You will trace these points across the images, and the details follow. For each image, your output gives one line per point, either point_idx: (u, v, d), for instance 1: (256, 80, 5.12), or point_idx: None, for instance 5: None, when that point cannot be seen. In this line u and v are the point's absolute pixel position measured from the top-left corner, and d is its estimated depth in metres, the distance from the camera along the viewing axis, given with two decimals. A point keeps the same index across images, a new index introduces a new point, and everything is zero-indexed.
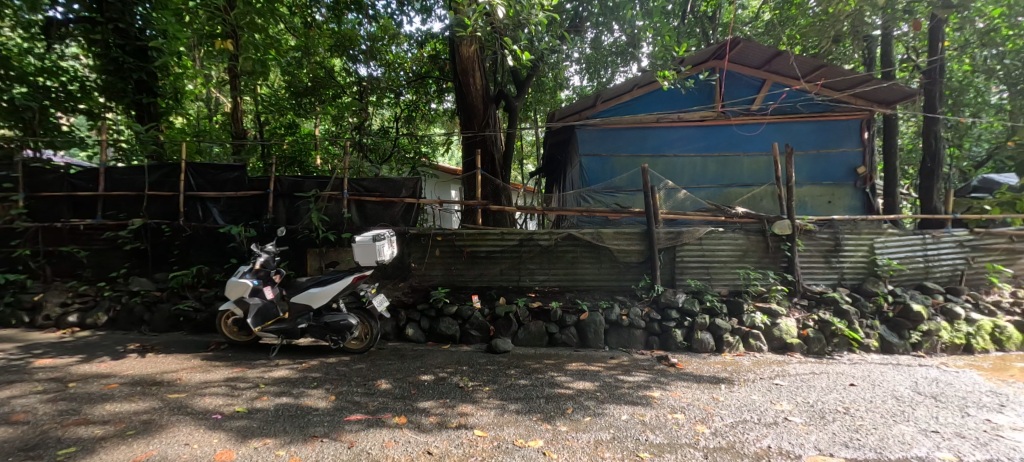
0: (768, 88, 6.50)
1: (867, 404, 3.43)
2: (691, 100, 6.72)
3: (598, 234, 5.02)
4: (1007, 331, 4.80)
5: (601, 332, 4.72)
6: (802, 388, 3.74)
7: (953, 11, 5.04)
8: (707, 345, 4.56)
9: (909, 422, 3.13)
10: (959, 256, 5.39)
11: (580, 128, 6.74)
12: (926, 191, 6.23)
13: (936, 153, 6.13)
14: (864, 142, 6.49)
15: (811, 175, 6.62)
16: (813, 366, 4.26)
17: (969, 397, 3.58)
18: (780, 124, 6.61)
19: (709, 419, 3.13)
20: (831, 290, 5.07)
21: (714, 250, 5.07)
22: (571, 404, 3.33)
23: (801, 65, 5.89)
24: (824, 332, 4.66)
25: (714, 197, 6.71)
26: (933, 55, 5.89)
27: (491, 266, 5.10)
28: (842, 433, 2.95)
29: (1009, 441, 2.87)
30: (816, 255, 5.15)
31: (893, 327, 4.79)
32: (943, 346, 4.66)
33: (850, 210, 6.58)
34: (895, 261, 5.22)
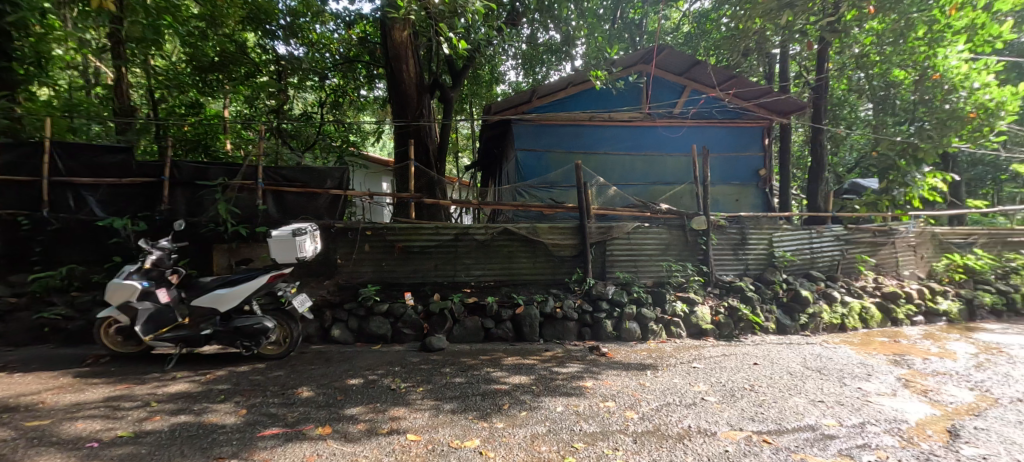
0: (688, 93, 7.01)
1: (769, 381, 3.84)
2: (622, 100, 7.04)
3: (534, 228, 5.06)
4: (870, 311, 5.70)
5: (536, 325, 4.77)
6: (716, 369, 4.09)
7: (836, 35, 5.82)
8: (633, 334, 4.82)
9: (802, 394, 3.56)
10: (837, 248, 6.26)
11: (516, 123, 6.75)
12: (812, 192, 7.15)
13: (820, 159, 7.07)
14: (764, 147, 7.28)
15: (723, 175, 7.28)
16: (724, 349, 4.69)
17: (844, 369, 4.19)
18: (697, 128, 7.17)
19: (637, 404, 3.29)
20: (738, 280, 5.61)
21: (641, 243, 5.36)
22: (507, 399, 3.32)
23: (716, 74, 6.47)
24: (732, 318, 5.15)
25: (640, 194, 7.09)
26: (821, 73, 6.76)
27: (426, 261, 4.91)
28: (749, 408, 3.27)
29: (875, 405, 3.38)
30: (726, 248, 5.67)
31: (787, 310, 5.45)
32: (824, 325, 5.39)
33: (754, 208, 7.34)
34: (788, 253, 5.94)
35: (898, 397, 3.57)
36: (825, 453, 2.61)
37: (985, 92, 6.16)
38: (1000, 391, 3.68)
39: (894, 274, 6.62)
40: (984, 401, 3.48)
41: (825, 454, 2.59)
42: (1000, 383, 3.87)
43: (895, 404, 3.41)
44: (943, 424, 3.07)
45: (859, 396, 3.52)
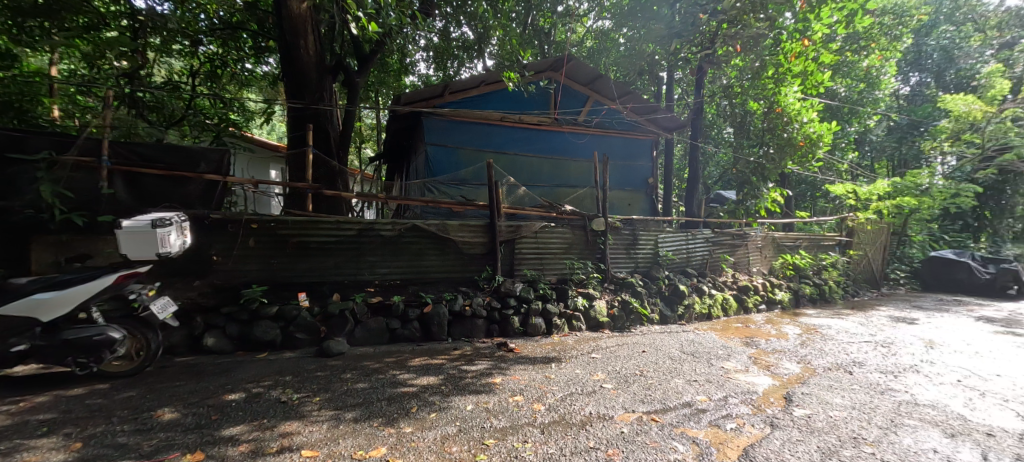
0: (592, 104, 7.54)
1: (655, 366, 4.27)
2: (532, 104, 7.27)
3: (444, 225, 4.93)
4: (730, 301, 6.74)
5: (445, 324, 4.68)
6: (612, 359, 4.43)
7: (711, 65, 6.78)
8: (539, 328, 5.00)
9: (682, 376, 4.02)
10: (706, 248, 7.27)
11: (426, 116, 6.57)
12: (689, 200, 8.21)
13: (695, 172, 8.13)
14: (653, 159, 8.14)
15: (618, 181, 7.95)
16: (618, 339, 5.12)
17: (711, 351, 4.86)
18: (599, 136, 7.73)
19: (544, 396, 3.41)
20: (630, 276, 6.18)
21: (547, 242, 5.58)
22: (415, 402, 3.19)
23: (616, 88, 7.15)
24: (624, 311, 5.66)
25: (547, 195, 7.38)
26: (697, 97, 7.80)
27: (324, 259, 4.45)
28: (640, 391, 3.60)
29: (736, 381, 3.99)
30: (620, 248, 6.21)
31: (669, 303, 6.16)
32: (697, 315, 6.22)
33: (643, 212, 8.16)
34: (670, 252, 6.72)
35: (749, 373, 4.25)
36: (699, 424, 2.97)
37: (810, 126, 7.77)
38: (818, 362, 4.62)
39: (746, 270, 7.91)
40: (808, 371, 4.31)
41: (699, 426, 2.95)
42: (818, 356, 4.85)
43: (747, 378, 4.06)
44: (781, 392, 3.70)
45: (725, 374, 4.10)
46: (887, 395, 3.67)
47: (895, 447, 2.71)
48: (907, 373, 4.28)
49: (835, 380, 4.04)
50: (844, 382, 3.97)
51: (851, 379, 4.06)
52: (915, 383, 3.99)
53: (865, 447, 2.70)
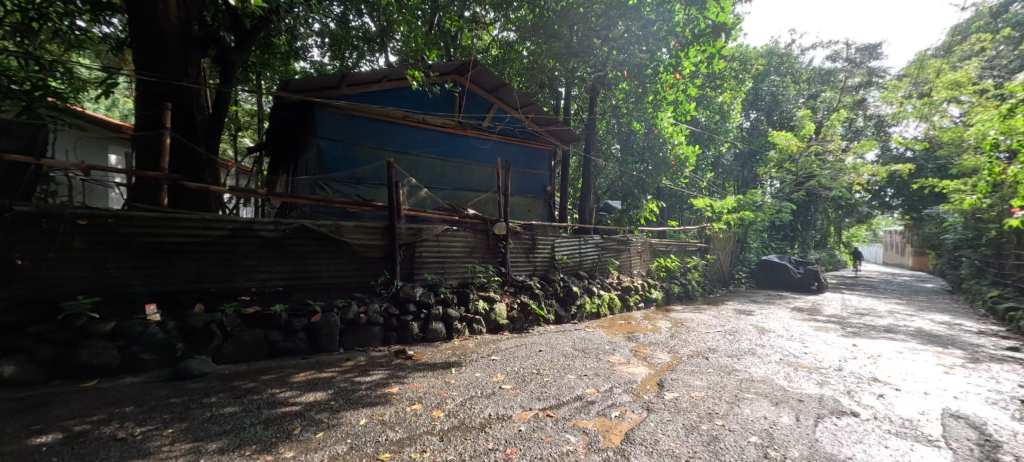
0: (495, 111, 7.64)
1: (551, 364, 4.34)
2: (436, 105, 7.13)
3: (337, 226, 4.51)
4: (614, 300, 7.34)
5: (336, 334, 4.30)
6: (511, 359, 4.42)
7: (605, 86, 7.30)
8: (439, 334, 4.87)
9: (574, 371, 4.10)
10: (596, 252, 7.81)
11: (319, 108, 6.07)
12: (583, 207, 8.75)
13: (589, 181, 8.71)
14: (552, 168, 8.56)
15: (519, 187, 8.18)
16: (517, 340, 5.18)
17: (600, 347, 5.16)
18: (502, 143, 7.88)
19: (444, 402, 3.28)
20: (528, 279, 6.34)
21: (449, 246, 5.46)
22: (299, 422, 2.85)
23: (519, 98, 7.28)
24: (523, 313, 5.79)
25: (450, 198, 7.28)
26: (591, 114, 8.40)
27: (183, 263, 3.76)
28: (537, 389, 3.59)
29: (620, 373, 4.16)
30: (520, 251, 6.33)
31: (563, 303, 6.47)
32: (587, 314, 6.64)
33: (542, 219, 8.53)
34: (565, 256, 7.05)
35: (629, 364, 4.49)
36: (589, 415, 3.09)
37: (678, 148, 9.31)
38: (683, 350, 5.23)
39: (629, 272, 8.65)
40: (675, 359, 4.78)
41: (589, 416, 3.07)
42: (682, 345, 5.48)
43: (629, 370, 4.26)
44: (655, 379, 4.00)
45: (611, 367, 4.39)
46: (734, 374, 4.28)
47: (739, 418, 3.13)
48: (747, 356, 5.07)
49: (695, 364, 4.56)
50: (701, 366, 4.51)
51: (706, 364, 4.63)
52: (752, 363, 4.71)
53: (717, 419, 3.08)
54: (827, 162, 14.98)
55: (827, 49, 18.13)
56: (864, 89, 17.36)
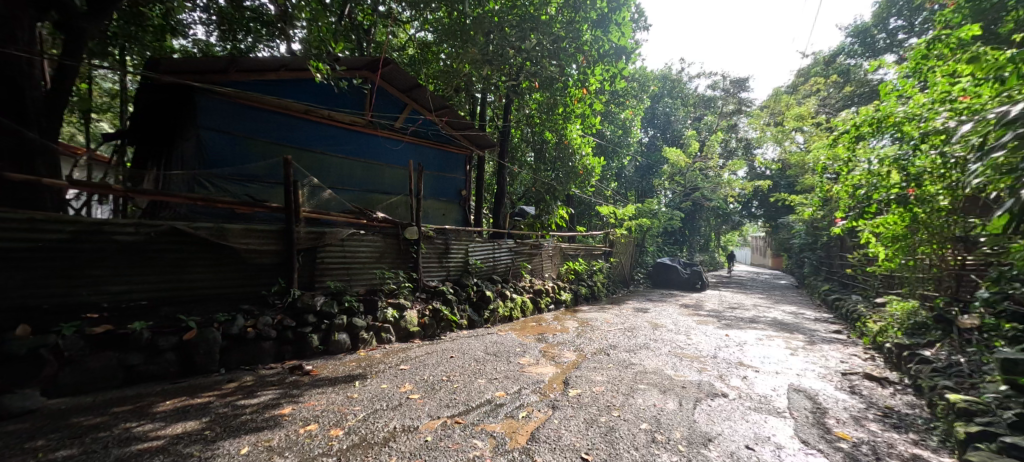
0: (409, 112, 7.41)
1: (461, 369, 4.24)
2: (343, 101, 6.71)
3: (220, 229, 3.99)
4: (526, 303, 7.52)
5: (216, 352, 3.78)
6: (421, 367, 4.24)
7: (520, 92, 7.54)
8: (342, 345, 4.54)
9: (484, 375, 4.06)
10: (510, 256, 7.92)
11: (200, 94, 5.38)
12: (497, 212, 8.84)
13: (503, 187, 8.84)
14: (466, 173, 8.59)
15: (433, 191, 8.04)
16: (428, 348, 5.01)
17: (511, 349, 5.22)
18: (414, 145, 7.68)
19: (343, 419, 3.04)
20: (441, 284, 6.20)
21: (355, 251, 5.12)
22: (161, 459, 2.43)
23: (433, 99, 7.16)
24: (435, 319, 5.64)
25: (357, 201, 6.90)
26: (506, 121, 8.55)
27: (1, 275, 3.01)
28: (446, 396, 3.49)
29: (528, 372, 4.27)
30: (433, 256, 6.17)
31: (476, 308, 6.44)
32: (500, 317, 6.70)
33: (456, 223, 8.53)
34: (478, 260, 7.03)
35: (538, 365, 4.59)
36: (498, 418, 3.09)
37: (585, 159, 9.92)
38: (587, 348, 5.51)
39: (540, 275, 8.93)
40: (580, 357, 5.02)
41: (497, 420, 3.06)
42: (587, 343, 5.78)
43: (538, 370, 4.35)
44: (561, 377, 4.14)
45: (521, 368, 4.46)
46: (630, 367, 4.62)
47: (632, 408, 3.37)
48: (642, 350, 5.50)
49: (597, 361, 4.83)
50: (602, 361, 4.79)
51: (607, 360, 4.93)
52: (645, 356, 5.13)
53: (613, 410, 3.28)
54: (709, 177, 17.02)
55: (708, 79, 20.64)
56: (736, 116, 20.09)
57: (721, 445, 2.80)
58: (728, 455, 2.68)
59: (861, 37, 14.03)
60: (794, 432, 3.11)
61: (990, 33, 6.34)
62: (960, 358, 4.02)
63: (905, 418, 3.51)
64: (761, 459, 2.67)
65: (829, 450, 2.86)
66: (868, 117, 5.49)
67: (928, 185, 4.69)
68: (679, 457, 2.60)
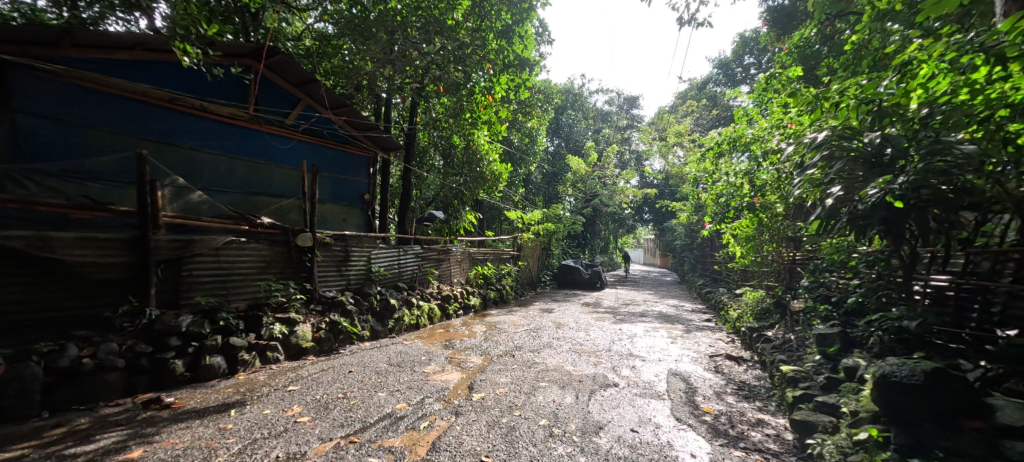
0: (302, 108, 6.93)
1: (360, 384, 4.00)
2: (220, 92, 6.02)
3: (45, 238, 3.30)
4: (434, 310, 7.39)
5: (39, 393, 3.08)
6: (313, 386, 3.92)
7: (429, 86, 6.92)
8: (217, 370, 4.01)
9: (385, 388, 3.89)
10: (416, 262, 7.72)
11: (17, 69, 4.40)
12: (403, 217, 8.59)
13: (409, 192, 8.63)
14: (370, 175, 8.32)
15: (330, 194, 7.57)
16: (322, 364, 4.65)
17: (415, 357, 5.07)
18: (308, 144, 7.17)
19: (213, 455, 2.68)
20: (340, 295, 5.79)
21: (235, 261, 4.57)
22: None
23: (330, 98, 6.73)
24: (332, 332, 5.26)
25: (239, 204, 6.22)
26: (412, 124, 8.39)
27: None
28: (340, 415, 3.28)
29: (433, 380, 4.20)
30: (330, 264, 5.76)
31: (379, 318, 6.15)
32: (406, 326, 6.49)
33: (358, 228, 8.21)
34: (382, 268, 6.72)
35: (443, 372, 4.52)
36: (397, 432, 2.98)
37: (493, 165, 9.75)
38: (495, 351, 5.60)
39: (448, 280, 8.86)
40: (486, 360, 5.08)
41: (396, 434, 2.96)
42: (494, 346, 5.87)
43: (443, 377, 4.30)
44: (466, 382, 4.15)
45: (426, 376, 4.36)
46: (534, 366, 4.81)
47: (533, 405, 3.50)
48: (546, 348, 5.75)
49: (502, 363, 4.93)
50: (507, 363, 4.91)
51: (512, 361, 5.05)
52: (548, 354, 5.38)
53: (515, 410, 3.39)
54: (606, 184, 18.41)
55: (605, 95, 22.37)
56: (629, 130, 22.06)
57: (609, 431, 3.04)
58: (615, 439, 2.92)
59: (725, 68, 16.56)
60: (670, 411, 3.51)
61: (811, 75, 7.96)
62: (792, 336, 4.90)
63: (753, 389, 4.17)
64: (642, 439, 2.95)
65: (696, 423, 3.28)
66: (727, 137, 6.64)
67: (769, 194, 5.67)
68: (572, 447, 2.77)
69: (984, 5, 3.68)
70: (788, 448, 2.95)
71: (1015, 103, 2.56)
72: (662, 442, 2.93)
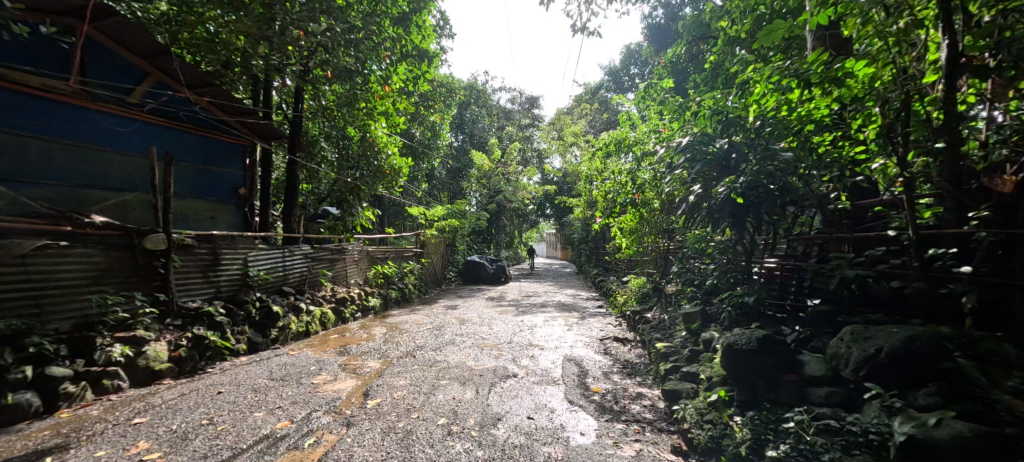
0: (151, 84, 5.92)
1: (232, 405, 3.55)
2: (28, 58, 4.86)
3: None
4: (327, 315, 6.87)
5: None
6: (168, 415, 3.37)
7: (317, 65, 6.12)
8: (27, 409, 3.23)
9: (263, 407, 3.50)
10: (305, 264, 7.08)
11: None
12: (288, 215, 7.82)
13: (294, 187, 7.90)
14: (245, 166, 7.61)
15: (193, 189, 6.70)
16: (182, 388, 4.02)
17: (302, 369, 4.65)
18: (159, 128, 6.17)
19: None
20: (207, 305, 5.04)
21: (52, 272, 3.72)
22: None
23: (189, 75, 5.81)
24: (197, 349, 4.57)
25: (59, 200, 5.11)
26: (297, 112, 7.66)
27: None
28: (204, 445, 2.88)
29: (324, 392, 3.88)
30: (193, 270, 4.99)
31: (259, 328, 5.51)
32: (293, 334, 5.93)
33: (230, 226, 7.40)
34: (263, 271, 6.02)
35: (336, 381, 4.24)
36: (276, 454, 2.72)
37: (392, 158, 9.22)
38: (395, 353, 5.40)
39: (343, 282, 8.31)
40: (385, 364, 4.86)
41: (275, 456, 2.69)
42: (394, 348, 5.67)
43: (334, 387, 4.01)
44: (361, 389, 3.92)
45: (315, 387, 4.03)
46: (436, 365, 4.76)
47: (431, 405, 3.45)
48: (450, 345, 5.71)
49: (403, 365, 4.78)
50: (407, 364, 4.77)
51: (413, 362, 4.92)
52: (451, 351, 5.36)
53: (412, 413, 3.31)
54: (508, 181, 18.83)
55: (507, 93, 22.75)
56: (530, 128, 22.76)
57: (507, 421, 3.14)
58: (512, 429, 3.02)
59: (614, 75, 17.98)
60: (564, 394, 3.75)
61: (680, 86, 9.08)
62: (666, 316, 5.56)
63: (635, 365, 4.65)
64: (538, 425, 3.10)
65: (586, 403, 3.54)
66: (614, 139, 7.19)
67: (648, 192, 6.31)
68: (470, 443, 2.79)
69: (800, 40, 4.53)
70: (661, 415, 3.35)
71: (817, 120, 3.27)
72: (555, 425, 3.10)
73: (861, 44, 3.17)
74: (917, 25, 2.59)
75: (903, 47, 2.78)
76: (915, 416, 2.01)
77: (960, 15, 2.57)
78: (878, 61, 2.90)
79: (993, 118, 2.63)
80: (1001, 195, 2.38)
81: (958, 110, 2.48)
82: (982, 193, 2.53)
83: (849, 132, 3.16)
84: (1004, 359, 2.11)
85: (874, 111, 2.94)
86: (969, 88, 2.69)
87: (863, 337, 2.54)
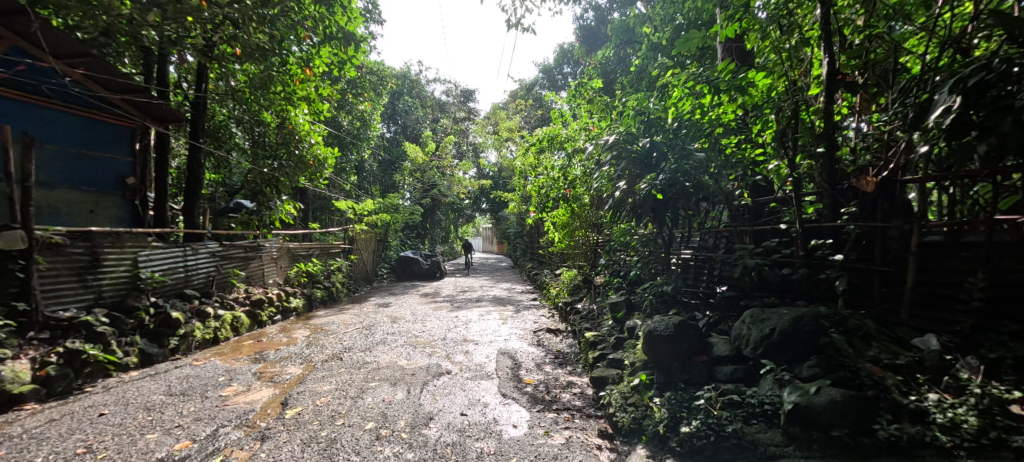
0: (4, 50, 4.97)
1: (118, 428, 3.13)
2: None
3: None
4: (240, 319, 6.29)
5: None
6: (31, 446, 2.88)
7: (228, 37, 5.43)
8: None
9: (157, 428, 3.12)
10: (212, 264, 6.41)
11: None
12: (190, 209, 7.03)
13: (197, 177, 7.10)
14: (135, 152, 6.70)
15: (64, 178, 5.80)
16: (53, 412, 3.46)
17: (208, 381, 4.20)
18: (16, 104, 5.23)
19: None
20: (84, 314, 4.37)
21: None
22: None
23: (57, 43, 4.94)
24: (72, 365, 3.95)
25: None
26: (200, 91, 6.86)
27: None
28: None
29: (234, 405, 3.54)
30: (65, 273, 4.31)
31: (154, 338, 4.91)
32: (198, 343, 5.34)
33: (114, 220, 6.50)
34: (158, 273, 5.34)
35: (249, 391, 3.90)
36: None
37: (316, 148, 8.60)
38: (319, 357, 5.07)
39: (259, 282, 7.66)
40: (307, 369, 4.56)
41: None
42: (317, 351, 5.34)
43: (247, 398, 3.69)
44: (278, 399, 3.64)
45: (222, 400, 3.67)
46: (364, 367, 4.54)
47: (359, 410, 3.30)
48: (381, 345, 5.50)
49: (327, 369, 4.52)
50: (332, 368, 4.52)
51: (340, 365, 4.68)
52: (381, 352, 5.16)
53: (338, 419, 3.14)
54: (443, 175, 18.49)
55: (443, 85, 22.29)
56: (466, 122, 22.50)
57: (439, 420, 3.09)
58: (444, 427, 2.99)
59: (549, 73, 18.31)
60: (497, 388, 3.77)
61: (610, 86, 9.49)
62: (594, 306, 5.81)
63: (567, 355, 4.81)
64: (470, 421, 3.09)
65: (519, 395, 3.60)
66: (547, 135, 7.34)
67: (579, 187, 6.52)
68: (400, 446, 2.72)
69: (712, 49, 4.93)
70: (588, 401, 3.51)
71: (724, 124, 3.61)
72: (488, 420, 3.12)
73: (759, 57, 3.56)
74: (803, 44, 2.96)
75: (792, 62, 3.13)
76: (801, 386, 2.28)
77: (835, 38, 2.95)
78: (774, 73, 3.24)
79: (860, 127, 3.12)
80: (866, 193, 2.78)
81: (834, 120, 2.87)
82: (851, 192, 2.95)
83: (750, 135, 3.51)
84: (866, 333, 2.51)
85: (770, 118, 3.31)
86: (842, 101, 3.12)
87: (760, 319, 2.85)
